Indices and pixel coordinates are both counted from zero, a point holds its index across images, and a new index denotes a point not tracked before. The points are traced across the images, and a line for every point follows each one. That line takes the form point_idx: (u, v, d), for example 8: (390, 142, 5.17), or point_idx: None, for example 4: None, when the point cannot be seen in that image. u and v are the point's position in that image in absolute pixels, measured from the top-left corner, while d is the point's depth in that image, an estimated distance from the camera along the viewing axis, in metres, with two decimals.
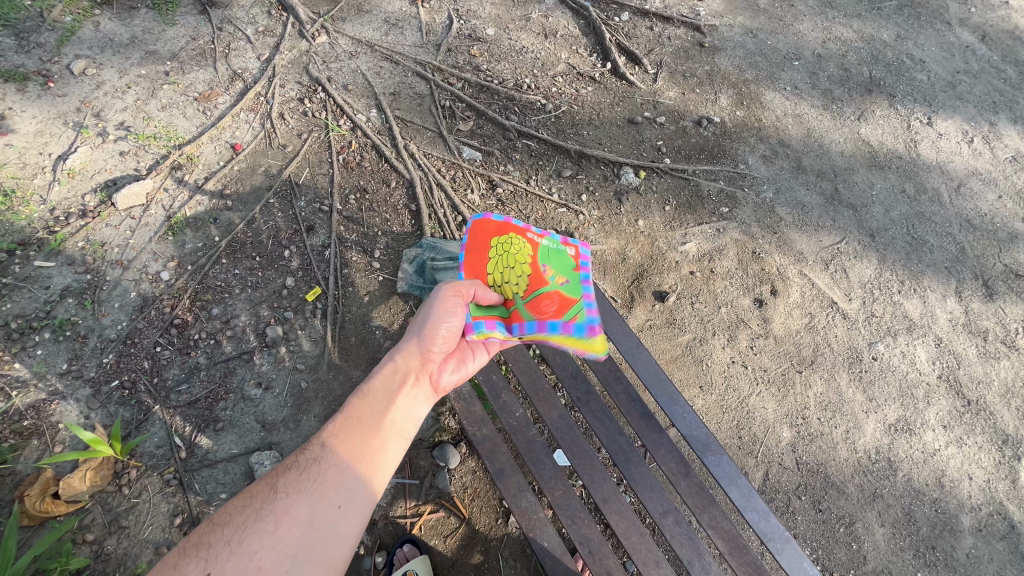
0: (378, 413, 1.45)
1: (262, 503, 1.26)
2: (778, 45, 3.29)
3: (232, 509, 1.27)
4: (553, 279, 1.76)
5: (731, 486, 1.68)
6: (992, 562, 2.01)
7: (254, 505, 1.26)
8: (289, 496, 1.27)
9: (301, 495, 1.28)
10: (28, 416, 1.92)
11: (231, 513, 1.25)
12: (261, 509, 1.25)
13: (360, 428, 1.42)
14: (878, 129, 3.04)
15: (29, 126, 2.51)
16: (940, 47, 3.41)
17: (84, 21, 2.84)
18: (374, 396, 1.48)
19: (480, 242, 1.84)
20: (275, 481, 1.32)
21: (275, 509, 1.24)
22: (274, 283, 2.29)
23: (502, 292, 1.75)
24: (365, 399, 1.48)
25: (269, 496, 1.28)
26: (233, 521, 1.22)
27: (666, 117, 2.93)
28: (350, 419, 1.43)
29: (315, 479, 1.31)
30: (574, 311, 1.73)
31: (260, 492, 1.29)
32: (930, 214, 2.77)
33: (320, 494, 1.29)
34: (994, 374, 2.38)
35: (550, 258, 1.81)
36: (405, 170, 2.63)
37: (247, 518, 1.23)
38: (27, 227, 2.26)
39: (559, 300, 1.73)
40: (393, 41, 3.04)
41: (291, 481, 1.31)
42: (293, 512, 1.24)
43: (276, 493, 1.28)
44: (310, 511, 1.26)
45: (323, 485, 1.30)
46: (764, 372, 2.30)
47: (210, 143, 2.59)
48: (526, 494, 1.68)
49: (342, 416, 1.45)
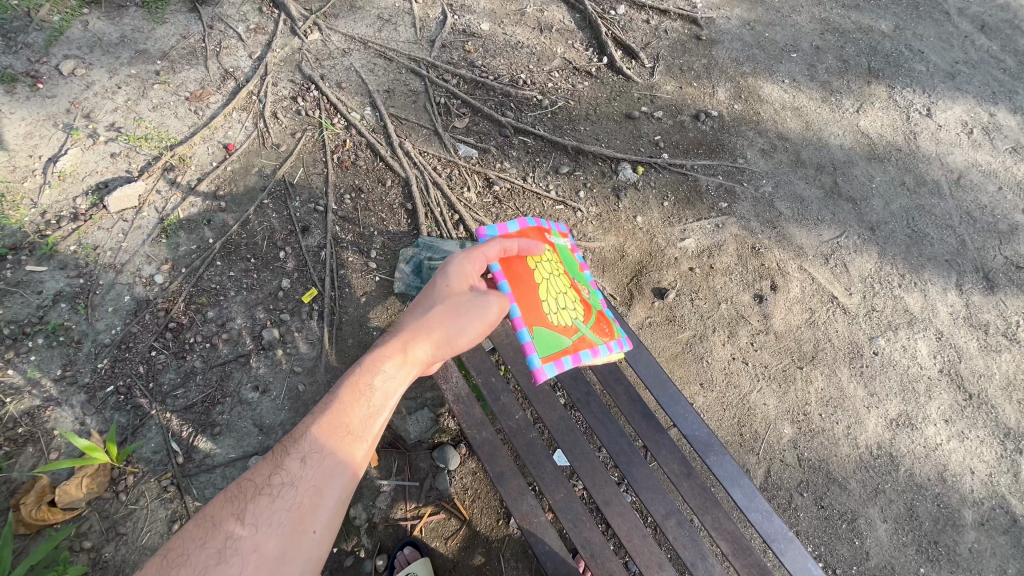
0: (369, 421, 1.39)
1: (225, 540, 1.18)
2: (776, 37, 3.26)
3: (191, 546, 1.18)
4: (589, 302, 1.84)
5: (733, 486, 1.67)
6: (994, 556, 2.01)
7: (215, 545, 1.17)
8: (259, 530, 1.20)
9: (272, 528, 1.21)
10: (23, 423, 1.90)
11: (192, 552, 1.16)
12: (226, 548, 1.16)
13: (349, 439, 1.35)
14: (877, 120, 3.01)
15: (18, 128, 2.47)
16: (939, 37, 3.38)
17: (72, 21, 2.79)
18: (368, 401, 1.39)
19: (519, 268, 1.72)
20: (242, 511, 1.23)
21: (241, 547, 1.17)
22: (270, 285, 2.27)
23: (563, 320, 1.73)
24: (361, 401, 1.39)
25: (234, 531, 1.19)
26: (195, 562, 1.14)
27: (664, 111, 2.90)
28: (339, 425, 1.35)
29: (288, 507, 1.24)
30: (615, 325, 1.86)
31: (224, 524, 1.21)
32: (929, 206, 2.76)
33: (293, 524, 1.22)
34: (995, 367, 2.37)
35: (575, 281, 1.88)
36: (401, 169, 2.60)
37: (210, 559, 1.14)
38: (18, 231, 2.23)
39: (601, 318, 1.84)
40: (386, 37, 3.00)
41: (261, 512, 1.23)
42: (262, 548, 1.18)
43: (243, 527, 1.20)
44: (282, 544, 1.20)
45: (298, 512, 1.24)
46: (764, 368, 2.29)
47: (202, 144, 2.56)
48: (527, 498, 1.66)
49: (329, 420, 1.36)
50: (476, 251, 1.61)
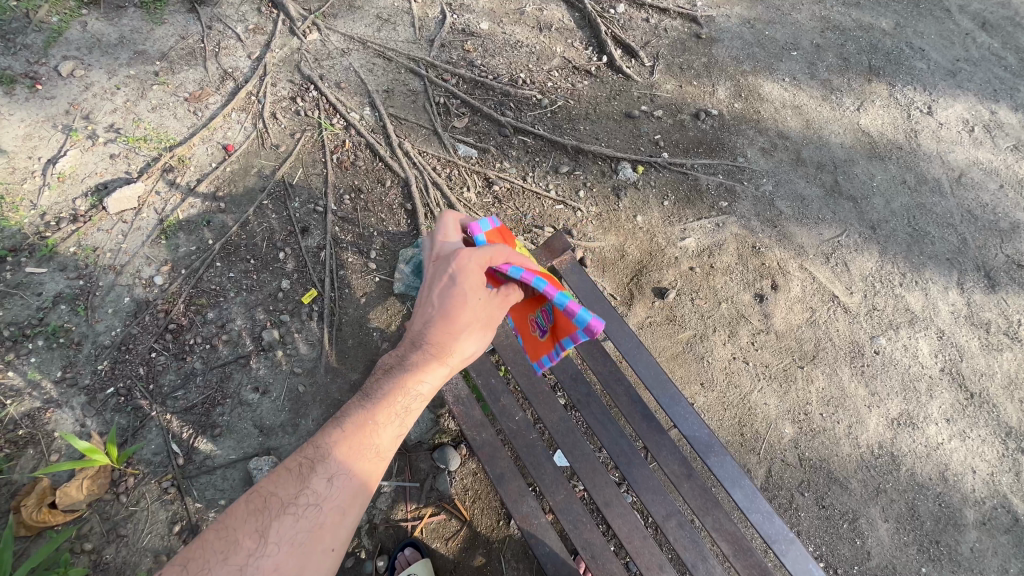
0: (392, 440, 1.41)
1: (246, 557, 1.16)
2: (776, 36, 3.25)
3: (210, 560, 1.15)
4: None
5: (734, 487, 1.66)
6: (996, 556, 2.00)
7: (237, 561, 1.15)
8: (282, 549, 1.19)
9: (294, 548, 1.20)
10: (23, 425, 1.90)
11: (211, 568, 1.14)
12: (247, 566, 1.15)
13: (374, 459, 1.37)
14: (878, 119, 3.00)
15: (18, 130, 2.47)
16: (939, 35, 3.37)
17: (70, 22, 2.79)
18: (395, 421, 1.41)
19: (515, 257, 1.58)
20: (264, 527, 1.21)
21: (264, 566, 1.16)
22: (270, 286, 2.27)
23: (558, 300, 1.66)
24: (390, 419, 1.40)
25: (256, 549, 1.18)
26: None
27: (664, 110, 2.90)
28: (368, 446, 1.36)
29: (311, 526, 1.24)
30: None
31: (246, 540, 1.19)
32: (930, 205, 2.75)
33: (315, 543, 1.23)
34: (997, 365, 2.36)
35: None
36: (400, 169, 2.59)
37: None
38: (17, 233, 2.22)
39: None
40: (385, 37, 2.99)
41: (284, 530, 1.21)
42: (283, 567, 1.18)
43: (266, 545, 1.19)
44: (302, 562, 1.20)
45: (321, 531, 1.25)
46: (765, 368, 2.28)
47: (201, 145, 2.55)
48: (527, 499, 1.65)
49: (357, 440, 1.35)
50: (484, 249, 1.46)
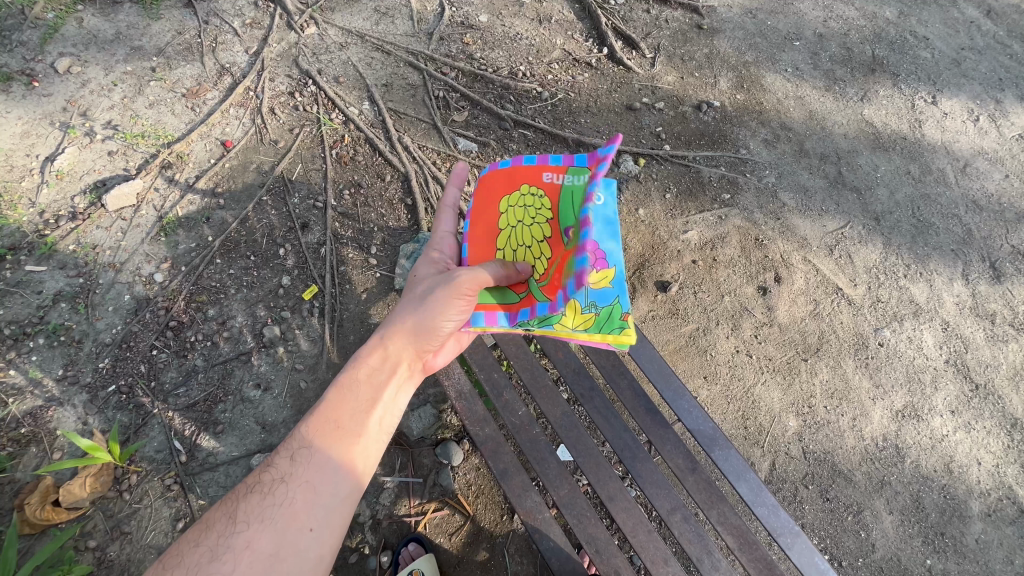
0: (358, 417, 1.38)
1: (218, 538, 1.20)
2: (778, 26, 3.22)
3: (184, 547, 1.20)
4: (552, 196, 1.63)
5: (739, 481, 1.65)
6: (1002, 547, 2.00)
7: (209, 543, 1.19)
8: (251, 527, 1.21)
9: (265, 524, 1.22)
10: (25, 424, 1.90)
11: (185, 551, 1.18)
12: (218, 546, 1.18)
13: (338, 433, 1.36)
14: (882, 109, 2.97)
15: (16, 127, 2.45)
16: (944, 23, 3.34)
17: (66, 18, 2.76)
18: (356, 395, 1.40)
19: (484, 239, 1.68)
20: (234, 510, 1.26)
21: (234, 543, 1.18)
22: (270, 283, 2.26)
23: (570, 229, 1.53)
24: (347, 396, 1.40)
25: (227, 529, 1.21)
26: (187, 560, 1.16)
27: (665, 102, 2.87)
28: (328, 421, 1.36)
29: (280, 504, 1.25)
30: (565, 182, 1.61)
31: (218, 523, 1.23)
32: (935, 195, 2.73)
33: (287, 521, 1.23)
34: (1002, 357, 2.35)
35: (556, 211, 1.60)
36: (400, 163, 2.57)
37: (202, 556, 1.16)
38: (16, 231, 2.21)
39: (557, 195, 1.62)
40: (383, 30, 2.96)
41: (253, 508, 1.24)
42: (255, 545, 1.19)
43: (235, 524, 1.22)
44: (277, 540, 1.21)
45: (292, 510, 1.25)
46: (768, 361, 2.27)
47: (199, 141, 2.53)
48: (531, 494, 1.65)
49: (315, 418, 1.39)
50: (434, 247, 1.73)
